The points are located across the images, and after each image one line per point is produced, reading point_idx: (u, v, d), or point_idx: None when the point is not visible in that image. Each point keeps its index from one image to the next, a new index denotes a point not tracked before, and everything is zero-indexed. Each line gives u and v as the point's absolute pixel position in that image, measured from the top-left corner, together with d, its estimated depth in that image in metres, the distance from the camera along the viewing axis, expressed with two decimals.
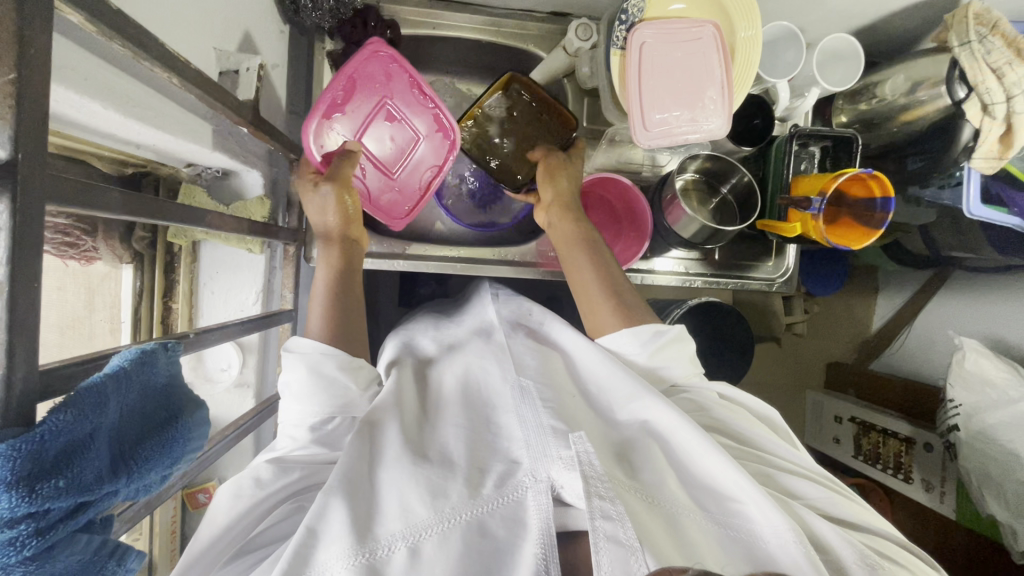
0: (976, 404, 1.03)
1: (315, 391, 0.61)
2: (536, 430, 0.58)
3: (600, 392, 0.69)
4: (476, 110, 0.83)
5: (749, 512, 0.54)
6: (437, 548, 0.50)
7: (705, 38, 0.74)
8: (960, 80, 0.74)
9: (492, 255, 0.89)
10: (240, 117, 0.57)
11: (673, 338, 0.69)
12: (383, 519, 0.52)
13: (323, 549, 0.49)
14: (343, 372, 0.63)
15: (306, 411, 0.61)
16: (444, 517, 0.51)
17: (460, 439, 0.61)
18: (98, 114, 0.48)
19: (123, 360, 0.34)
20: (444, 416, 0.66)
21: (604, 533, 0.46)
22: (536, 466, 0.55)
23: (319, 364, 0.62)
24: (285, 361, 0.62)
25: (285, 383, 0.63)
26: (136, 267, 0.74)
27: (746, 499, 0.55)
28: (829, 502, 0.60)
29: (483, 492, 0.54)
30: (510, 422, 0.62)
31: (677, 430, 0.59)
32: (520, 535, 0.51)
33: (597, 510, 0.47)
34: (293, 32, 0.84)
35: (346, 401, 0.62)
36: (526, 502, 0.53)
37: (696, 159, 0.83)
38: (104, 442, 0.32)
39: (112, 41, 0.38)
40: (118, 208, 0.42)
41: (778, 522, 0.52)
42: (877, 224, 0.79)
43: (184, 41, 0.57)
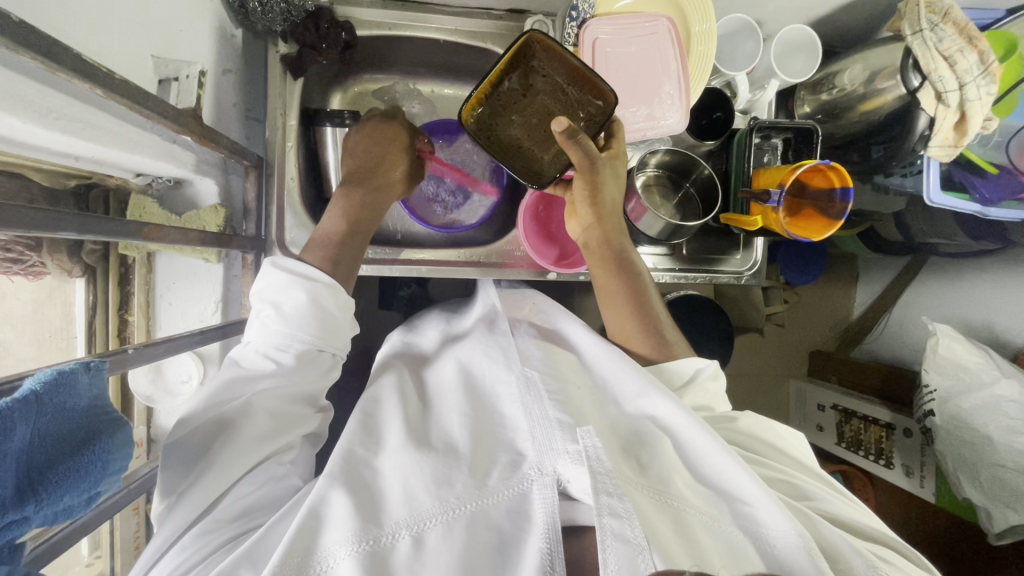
0: (950, 389, 1.04)
1: (309, 322, 0.60)
2: (541, 422, 0.56)
3: (609, 384, 0.68)
4: (490, 85, 0.66)
5: (758, 515, 0.53)
6: (441, 538, 0.49)
7: (659, 32, 0.73)
8: (914, 69, 0.74)
9: (456, 257, 0.89)
10: (181, 125, 0.56)
11: (709, 376, 0.71)
12: (387, 507, 0.51)
13: (326, 532, 0.49)
14: (341, 310, 0.63)
15: (293, 335, 0.59)
16: (449, 507, 0.51)
17: (465, 425, 0.60)
18: (22, 129, 0.47)
19: (35, 383, 0.33)
20: (445, 404, 0.65)
21: (612, 531, 0.45)
22: (542, 459, 0.54)
23: (319, 297, 0.60)
24: (281, 281, 0.60)
25: (272, 304, 0.60)
26: (88, 281, 0.73)
27: (755, 502, 0.54)
28: (833, 504, 0.60)
29: (488, 483, 0.53)
30: (515, 412, 0.60)
31: (687, 427, 0.58)
32: (525, 528, 0.51)
33: (604, 506, 0.47)
34: (246, 36, 0.82)
35: (331, 336, 0.62)
36: (531, 495, 0.53)
37: (657, 154, 0.83)
38: (11, 467, 0.31)
39: (21, 54, 0.37)
40: (36, 224, 0.41)
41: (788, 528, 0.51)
42: (836, 215, 0.79)
43: (119, 50, 0.56)
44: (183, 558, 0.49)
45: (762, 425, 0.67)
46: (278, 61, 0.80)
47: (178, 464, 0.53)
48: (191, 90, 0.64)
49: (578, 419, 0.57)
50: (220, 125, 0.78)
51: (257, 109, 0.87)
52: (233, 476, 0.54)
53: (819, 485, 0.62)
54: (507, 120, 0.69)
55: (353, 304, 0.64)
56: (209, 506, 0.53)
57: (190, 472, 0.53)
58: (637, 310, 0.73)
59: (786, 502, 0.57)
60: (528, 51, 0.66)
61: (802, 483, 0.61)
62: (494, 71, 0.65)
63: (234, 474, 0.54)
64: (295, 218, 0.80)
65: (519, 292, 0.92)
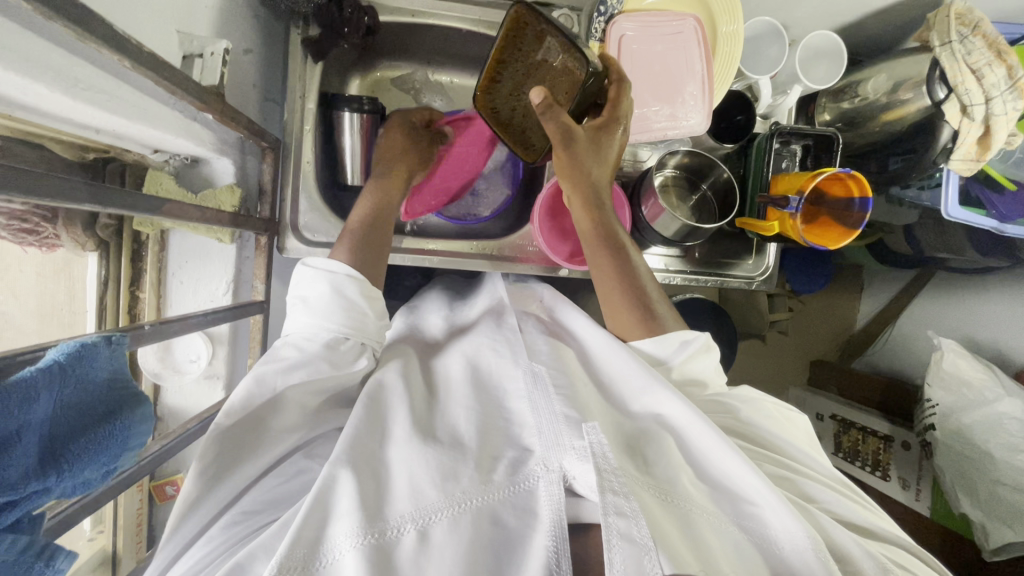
0: (951, 404, 1.04)
1: (335, 310, 0.62)
2: (547, 417, 0.57)
3: (613, 383, 0.68)
4: (491, 59, 0.68)
5: (765, 516, 0.53)
6: (447, 533, 0.48)
7: (686, 31, 0.72)
8: (940, 81, 0.74)
9: (469, 249, 0.88)
10: (203, 102, 0.55)
11: (700, 347, 0.69)
12: (393, 501, 0.51)
13: (334, 523, 0.48)
14: (366, 298, 0.64)
15: (319, 326, 0.61)
16: (456, 501, 0.50)
17: (472, 420, 0.60)
18: (48, 98, 0.46)
19: (59, 354, 0.33)
20: (450, 398, 0.64)
21: (618, 530, 0.45)
22: (548, 455, 0.54)
23: (342, 286, 0.63)
24: (308, 275, 0.64)
25: (299, 297, 0.64)
26: (101, 256, 0.72)
27: (761, 501, 0.53)
28: (837, 504, 0.59)
29: (493, 478, 0.53)
30: (522, 408, 0.61)
31: (690, 426, 0.58)
32: (530, 525, 0.51)
33: (611, 505, 0.46)
34: (268, 16, 0.82)
35: (359, 324, 0.63)
36: (537, 492, 0.53)
37: (676, 154, 0.82)
38: (34, 438, 0.30)
39: (53, 22, 0.36)
40: (41, 193, 0.39)
41: (795, 528, 0.51)
42: (853, 224, 0.78)
43: (144, 22, 0.55)
44: (211, 547, 0.50)
45: (769, 423, 0.66)
46: (299, 43, 0.79)
47: (210, 459, 0.52)
48: (215, 67, 0.62)
49: (584, 415, 0.57)
50: (238, 105, 0.77)
51: (274, 91, 0.87)
52: (253, 471, 0.55)
53: (826, 483, 0.62)
54: (502, 91, 0.71)
55: (380, 294, 0.66)
56: (229, 503, 0.55)
57: (226, 467, 0.53)
58: (631, 292, 0.71)
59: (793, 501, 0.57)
60: (522, 25, 0.67)
61: (811, 485, 0.61)
62: (494, 46, 0.68)
63: (258, 468, 0.55)
64: (309, 202, 0.79)
65: (529, 286, 0.92)
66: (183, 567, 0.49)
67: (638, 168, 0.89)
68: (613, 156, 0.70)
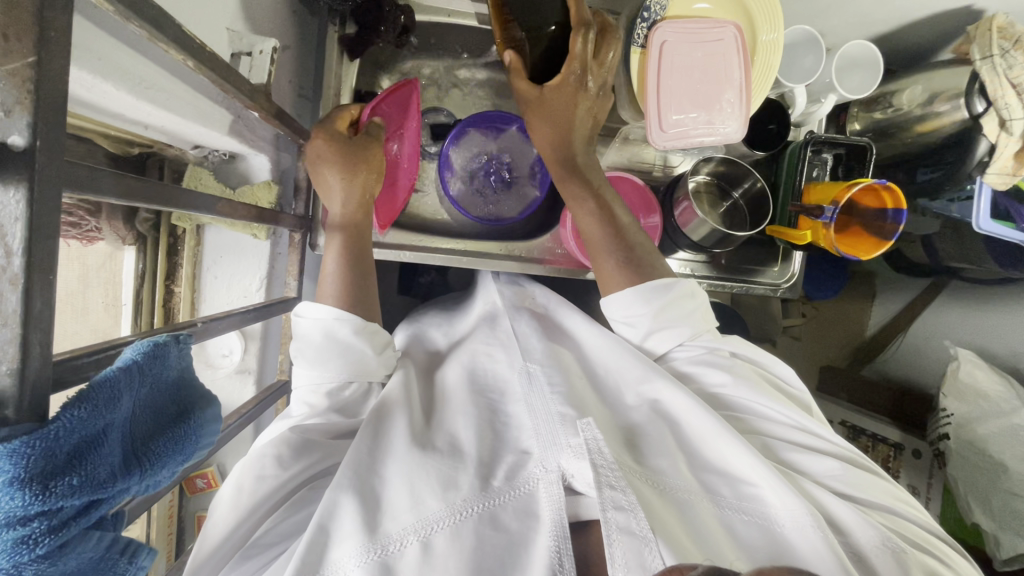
0: (967, 414, 1.04)
1: (331, 357, 0.61)
2: (544, 418, 0.58)
3: (608, 376, 0.69)
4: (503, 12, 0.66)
5: (764, 496, 0.54)
6: (450, 542, 0.49)
7: (726, 39, 0.72)
8: (980, 94, 0.74)
9: (498, 250, 0.89)
10: (254, 102, 0.55)
11: (681, 292, 0.67)
12: (391, 514, 0.51)
13: (335, 547, 0.49)
14: (361, 334, 0.62)
15: (321, 375, 0.62)
16: (457, 509, 0.50)
17: (470, 428, 0.60)
18: (110, 96, 0.46)
19: (135, 353, 0.33)
20: (451, 407, 0.64)
21: (617, 525, 0.46)
22: (546, 455, 0.54)
23: (334, 329, 0.61)
24: (301, 327, 0.63)
25: (299, 348, 0.63)
26: (138, 250, 0.73)
27: (762, 482, 0.54)
28: (836, 475, 0.59)
29: (494, 484, 0.53)
30: (519, 411, 0.62)
31: (691, 413, 0.59)
32: (532, 527, 0.51)
33: (608, 500, 0.47)
34: (305, 13, 0.82)
35: (361, 364, 0.63)
36: (538, 494, 0.53)
37: (710, 162, 0.82)
38: (118, 438, 0.31)
39: (129, 23, 0.37)
40: (121, 195, 0.37)
41: (795, 508, 0.51)
42: (887, 235, 0.78)
43: (196, 19, 0.55)
44: None
45: (758, 391, 0.64)
46: (335, 40, 0.80)
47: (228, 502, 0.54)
48: (263, 66, 0.61)
49: (581, 412, 0.58)
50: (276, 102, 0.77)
51: (308, 87, 0.87)
52: (264, 509, 0.56)
53: (821, 450, 0.62)
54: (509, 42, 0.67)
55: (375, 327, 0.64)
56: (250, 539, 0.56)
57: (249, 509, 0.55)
58: (618, 243, 0.68)
59: (783, 471, 0.58)
60: None
61: (805, 459, 0.61)
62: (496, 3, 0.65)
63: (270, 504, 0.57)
64: None
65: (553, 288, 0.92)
66: None
67: (669, 173, 0.90)
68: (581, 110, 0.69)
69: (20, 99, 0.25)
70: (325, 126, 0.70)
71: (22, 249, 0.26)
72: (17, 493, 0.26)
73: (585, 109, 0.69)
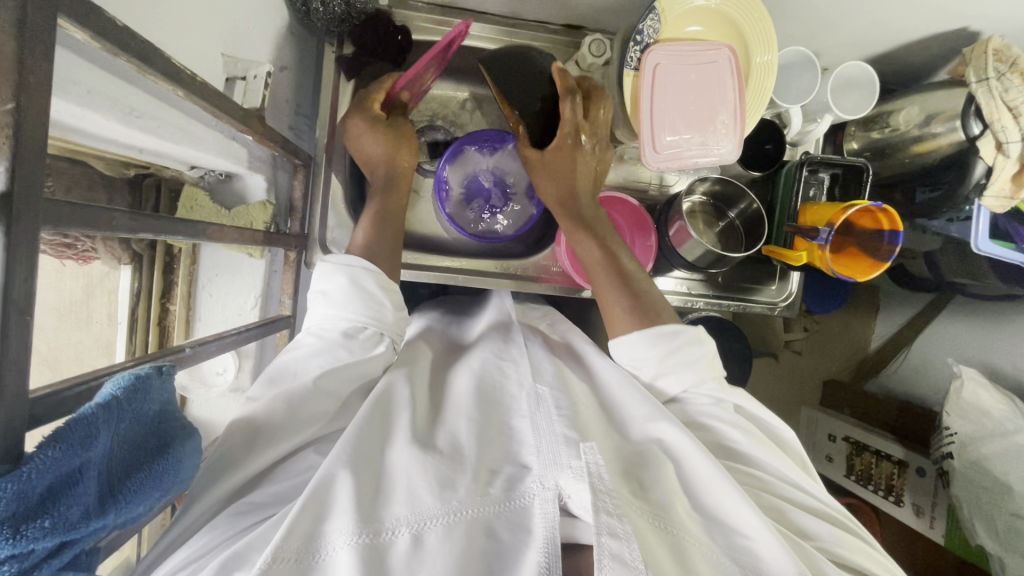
0: (970, 433, 1.03)
1: (353, 301, 0.60)
2: (547, 436, 0.55)
3: (620, 409, 0.67)
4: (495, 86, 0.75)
5: (758, 551, 0.52)
6: (442, 538, 0.47)
7: (720, 61, 0.72)
8: (976, 116, 0.74)
9: (494, 269, 0.90)
10: (246, 126, 0.56)
11: (689, 339, 0.67)
12: (389, 503, 0.49)
13: (330, 520, 0.47)
14: (384, 291, 0.62)
15: (339, 317, 0.60)
16: (452, 510, 0.48)
17: (472, 429, 0.57)
18: (103, 125, 0.47)
19: (115, 388, 0.33)
20: (455, 406, 0.62)
21: (610, 551, 0.45)
22: (545, 473, 0.52)
23: (359, 278, 0.61)
24: (325, 268, 0.62)
25: (319, 292, 0.62)
26: (134, 268, 0.74)
27: (756, 536, 0.52)
28: (832, 541, 0.58)
29: (491, 492, 0.51)
30: (523, 427, 0.59)
31: (694, 457, 0.57)
32: (525, 541, 0.49)
33: (604, 525, 0.46)
34: (303, 32, 0.83)
35: (378, 315, 0.61)
36: (533, 510, 0.51)
37: (705, 181, 0.82)
38: (94, 476, 0.31)
39: (117, 57, 0.37)
40: (122, 227, 0.38)
41: (788, 566, 0.50)
42: (883, 257, 0.78)
43: (194, 46, 0.56)
44: (210, 538, 0.48)
45: (764, 448, 0.63)
46: (332, 61, 0.81)
47: (216, 458, 0.52)
48: (258, 89, 0.64)
49: (584, 436, 0.55)
50: (275, 122, 0.78)
51: (306, 106, 0.87)
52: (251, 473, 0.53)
53: (821, 515, 0.60)
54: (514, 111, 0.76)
55: (397, 287, 0.64)
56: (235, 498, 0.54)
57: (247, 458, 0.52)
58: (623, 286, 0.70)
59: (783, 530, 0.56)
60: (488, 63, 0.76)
61: (806, 520, 0.59)
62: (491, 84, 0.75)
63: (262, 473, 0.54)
64: (338, 218, 0.80)
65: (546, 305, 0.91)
66: (185, 553, 0.48)
67: (665, 192, 0.90)
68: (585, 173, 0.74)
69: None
70: (362, 111, 0.74)
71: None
72: None
73: (586, 168, 0.74)
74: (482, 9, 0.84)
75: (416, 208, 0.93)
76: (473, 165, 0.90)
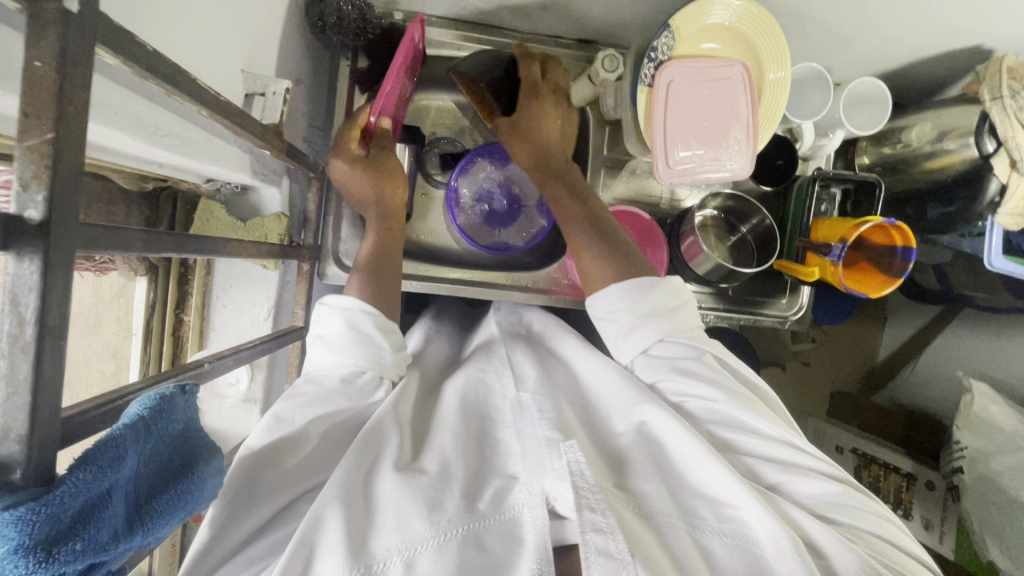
0: (982, 448, 1.02)
1: (351, 345, 0.59)
2: (532, 442, 0.55)
3: (600, 403, 0.66)
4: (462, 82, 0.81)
5: (744, 517, 0.50)
6: (434, 562, 0.46)
7: (734, 77, 0.73)
8: (989, 134, 0.74)
9: (505, 280, 0.89)
10: (265, 142, 0.56)
11: (663, 290, 0.65)
12: (379, 533, 0.48)
13: (321, 560, 0.45)
14: (383, 332, 0.61)
15: (338, 363, 0.58)
16: (442, 531, 0.47)
17: (459, 447, 0.57)
18: (128, 144, 0.47)
19: (141, 408, 0.33)
20: (442, 421, 0.62)
21: (596, 547, 0.46)
22: (531, 479, 0.52)
23: (357, 320, 0.60)
24: (324, 312, 0.60)
25: (316, 336, 0.61)
26: (149, 280, 0.74)
27: (740, 503, 0.51)
28: (823, 499, 0.56)
29: (479, 507, 0.50)
30: (509, 438, 0.59)
31: (675, 436, 0.56)
32: (516, 551, 0.48)
33: (588, 522, 0.47)
34: (318, 46, 0.84)
35: (377, 358, 0.60)
36: (523, 520, 0.50)
37: (717, 196, 0.83)
38: (121, 497, 0.31)
39: (147, 81, 0.37)
40: (148, 247, 0.39)
41: (774, 528, 0.48)
42: (896, 273, 0.77)
43: (216, 64, 0.56)
44: None
45: (741, 403, 0.60)
46: (346, 75, 0.82)
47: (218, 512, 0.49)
48: (276, 107, 0.64)
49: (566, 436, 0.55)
50: (291, 135, 0.79)
51: (319, 118, 0.88)
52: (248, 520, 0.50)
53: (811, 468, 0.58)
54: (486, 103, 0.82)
55: (395, 327, 0.62)
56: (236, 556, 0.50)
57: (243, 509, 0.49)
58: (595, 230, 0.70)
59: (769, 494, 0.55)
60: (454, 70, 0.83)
61: (795, 477, 0.57)
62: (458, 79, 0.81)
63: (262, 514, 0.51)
64: (352, 229, 0.82)
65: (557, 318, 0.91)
66: None
67: (676, 205, 0.91)
68: (553, 134, 0.78)
69: (38, 175, 0.26)
70: (342, 153, 0.73)
71: (32, 316, 0.27)
72: (21, 559, 0.27)
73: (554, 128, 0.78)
74: (495, 24, 0.84)
75: (427, 219, 0.94)
76: (484, 178, 0.90)
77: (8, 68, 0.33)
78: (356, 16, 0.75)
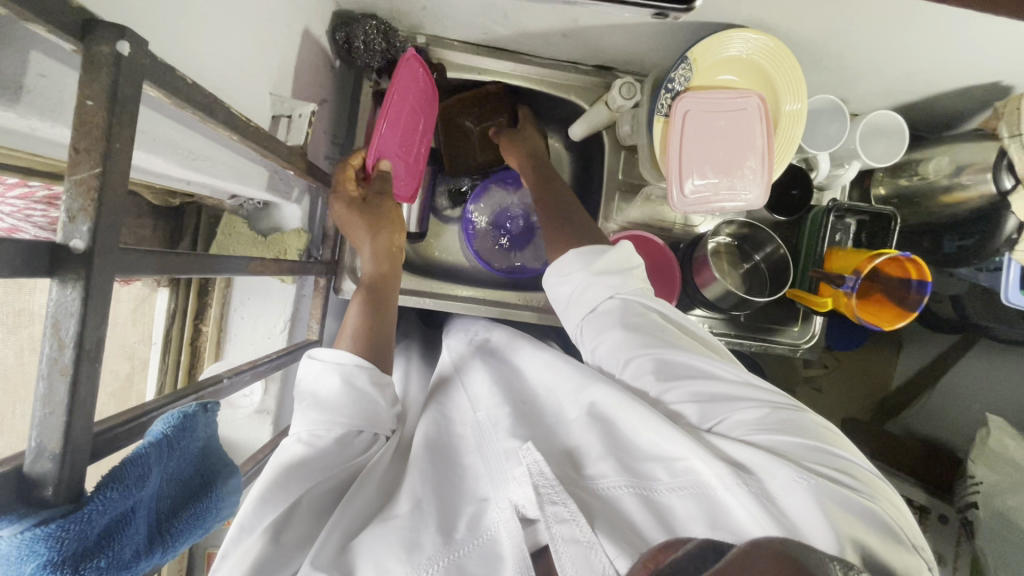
0: (998, 484, 1.00)
1: (347, 404, 0.58)
2: (495, 460, 0.57)
3: (549, 396, 0.65)
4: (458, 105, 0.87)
5: (694, 464, 0.49)
6: None
7: (749, 108, 0.74)
8: (1008, 170, 0.72)
9: (518, 301, 0.88)
10: (290, 164, 0.58)
11: (615, 251, 0.67)
12: None
13: None
14: (377, 387, 0.61)
15: (332, 423, 0.57)
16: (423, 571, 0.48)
17: (427, 480, 0.57)
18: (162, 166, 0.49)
19: (165, 426, 0.34)
20: (415, 454, 0.62)
21: (563, 537, 0.45)
22: (499, 498, 0.53)
23: (353, 376, 0.59)
24: (316, 369, 0.59)
25: (308, 393, 0.59)
26: (171, 290, 0.77)
27: (686, 453, 0.50)
28: (771, 417, 0.53)
29: (456, 536, 0.50)
30: (476, 462, 0.60)
31: (620, 407, 0.55)
32: (500, 570, 0.48)
33: (551, 516, 0.46)
34: (343, 68, 0.86)
35: (374, 415, 0.60)
36: (501, 537, 0.50)
37: (731, 224, 0.84)
38: (144, 515, 0.33)
39: (185, 110, 0.39)
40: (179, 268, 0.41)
41: (720, 468, 0.47)
42: (912, 306, 0.77)
43: (248, 88, 0.59)
44: None
45: (683, 349, 0.60)
46: (370, 96, 0.87)
47: None
48: (301, 127, 0.66)
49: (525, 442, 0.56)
50: (314, 154, 0.81)
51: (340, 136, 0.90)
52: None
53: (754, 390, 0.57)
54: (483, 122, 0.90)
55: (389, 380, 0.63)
56: None
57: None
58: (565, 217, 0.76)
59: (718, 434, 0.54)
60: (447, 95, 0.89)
61: (740, 403, 0.55)
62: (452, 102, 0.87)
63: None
64: None
65: None
66: None
67: (689, 231, 0.91)
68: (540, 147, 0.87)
69: (85, 207, 0.28)
70: (338, 196, 0.72)
71: (72, 339, 0.28)
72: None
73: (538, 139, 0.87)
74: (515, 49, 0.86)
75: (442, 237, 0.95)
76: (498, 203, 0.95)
77: (59, 102, 0.35)
78: (381, 40, 0.77)
